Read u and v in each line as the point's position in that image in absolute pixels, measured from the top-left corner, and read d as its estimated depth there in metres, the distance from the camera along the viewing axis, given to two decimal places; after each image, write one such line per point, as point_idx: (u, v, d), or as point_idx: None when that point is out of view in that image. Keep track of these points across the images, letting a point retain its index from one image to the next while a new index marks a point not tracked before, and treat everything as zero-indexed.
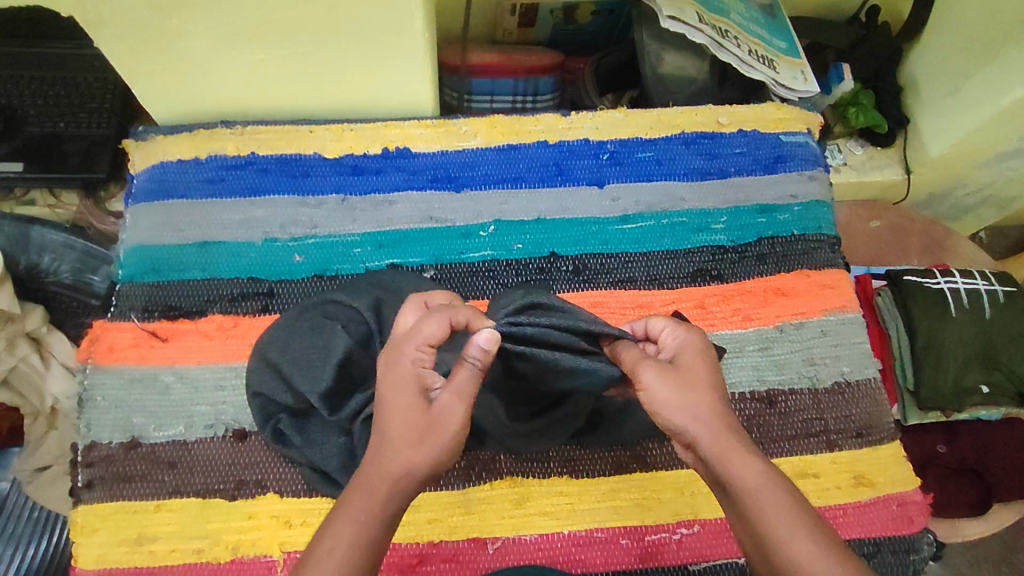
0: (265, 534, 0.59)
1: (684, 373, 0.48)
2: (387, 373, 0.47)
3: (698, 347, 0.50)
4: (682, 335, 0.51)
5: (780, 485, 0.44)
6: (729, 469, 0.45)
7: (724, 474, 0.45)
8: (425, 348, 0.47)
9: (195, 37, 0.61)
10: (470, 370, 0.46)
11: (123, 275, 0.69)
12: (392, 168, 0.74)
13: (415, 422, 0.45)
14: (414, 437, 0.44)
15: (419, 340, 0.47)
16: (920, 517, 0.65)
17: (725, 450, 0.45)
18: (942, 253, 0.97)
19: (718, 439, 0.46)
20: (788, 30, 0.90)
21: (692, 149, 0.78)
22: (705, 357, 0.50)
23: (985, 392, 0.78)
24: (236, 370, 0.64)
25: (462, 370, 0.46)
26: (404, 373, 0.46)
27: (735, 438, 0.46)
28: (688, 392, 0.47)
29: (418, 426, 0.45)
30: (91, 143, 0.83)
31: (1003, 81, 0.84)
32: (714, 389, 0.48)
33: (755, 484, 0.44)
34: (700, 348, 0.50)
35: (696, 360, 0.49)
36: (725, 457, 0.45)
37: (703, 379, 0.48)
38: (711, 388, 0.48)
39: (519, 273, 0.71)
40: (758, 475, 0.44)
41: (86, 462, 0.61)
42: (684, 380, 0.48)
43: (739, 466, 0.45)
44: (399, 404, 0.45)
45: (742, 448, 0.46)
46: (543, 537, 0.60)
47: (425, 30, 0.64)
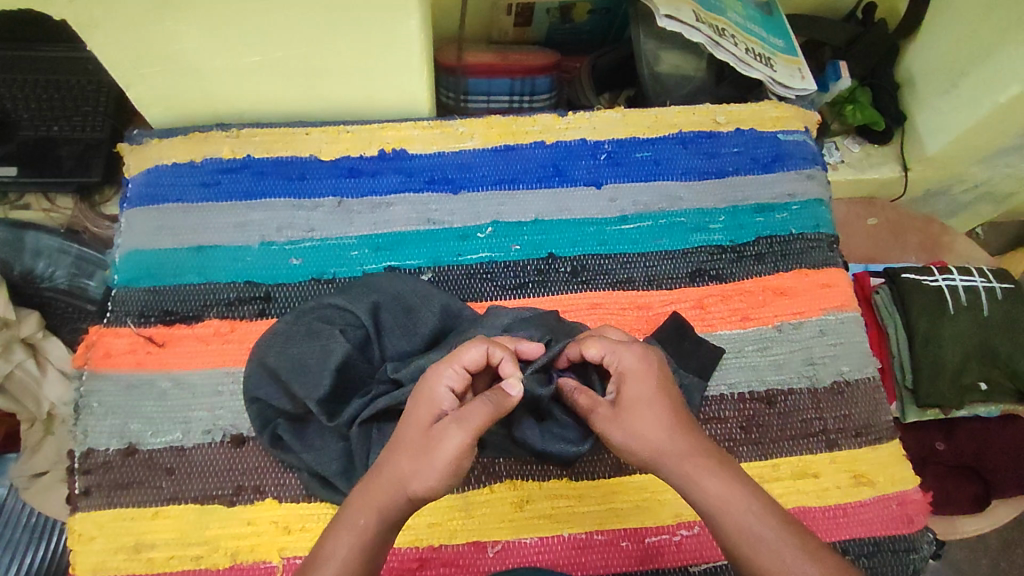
0: (264, 539, 0.59)
1: (629, 410, 0.51)
2: (417, 388, 0.51)
3: (636, 366, 0.52)
4: (621, 363, 0.53)
5: (746, 497, 0.46)
6: (692, 490, 0.47)
7: (690, 496, 0.47)
8: (456, 371, 0.50)
9: (188, 39, 0.61)
10: (484, 408, 0.47)
11: (119, 280, 0.68)
12: (389, 169, 0.73)
13: (414, 432, 0.48)
14: (416, 446, 0.47)
15: (455, 362, 0.50)
16: (919, 517, 0.65)
17: (686, 472, 0.48)
18: (940, 249, 0.97)
19: (675, 462, 0.48)
20: (784, 29, 0.90)
21: (690, 149, 0.77)
22: (645, 375, 0.52)
23: (984, 389, 0.79)
24: (233, 375, 0.64)
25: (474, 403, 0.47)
26: (430, 390, 0.49)
27: (695, 456, 0.48)
28: (637, 420, 0.50)
29: (420, 438, 0.47)
30: (86, 147, 0.83)
31: (999, 80, 0.84)
32: (661, 406, 0.50)
33: (716, 502, 0.46)
34: (638, 367, 0.52)
35: (636, 382, 0.52)
36: (690, 479, 0.47)
37: (648, 401, 0.50)
38: (659, 408, 0.50)
39: (517, 274, 0.70)
40: (717, 492, 0.46)
41: (83, 469, 0.61)
42: (630, 411, 0.50)
43: (700, 485, 0.47)
44: (415, 415, 0.49)
45: (700, 467, 0.47)
46: (543, 540, 0.60)
47: (420, 31, 0.63)
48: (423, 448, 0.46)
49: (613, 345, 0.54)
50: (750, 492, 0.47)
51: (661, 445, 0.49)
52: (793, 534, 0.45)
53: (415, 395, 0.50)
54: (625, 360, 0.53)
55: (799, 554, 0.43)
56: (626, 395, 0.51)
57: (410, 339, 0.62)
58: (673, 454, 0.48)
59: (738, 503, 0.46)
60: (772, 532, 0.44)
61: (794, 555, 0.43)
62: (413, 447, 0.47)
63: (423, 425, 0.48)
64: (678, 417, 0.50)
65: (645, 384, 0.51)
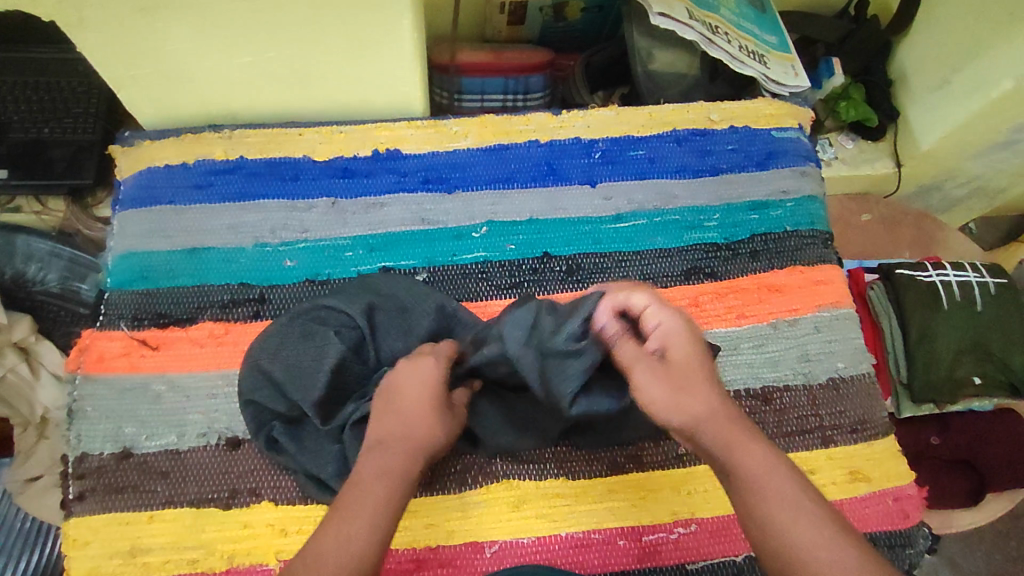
0: (260, 542, 0.58)
1: (675, 369, 0.47)
2: (403, 373, 0.51)
3: (680, 324, 0.49)
4: (667, 319, 0.49)
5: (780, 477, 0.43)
6: (734, 457, 0.44)
7: (731, 462, 0.44)
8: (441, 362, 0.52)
9: (179, 39, 0.60)
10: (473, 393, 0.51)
11: (111, 283, 0.68)
12: (382, 169, 0.73)
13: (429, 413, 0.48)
14: (436, 427, 0.48)
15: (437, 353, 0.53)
16: (915, 512, 0.66)
17: (727, 438, 0.45)
18: (934, 245, 0.97)
19: (718, 425, 0.45)
20: (777, 26, 0.90)
21: (684, 147, 0.77)
22: (688, 336, 0.49)
23: (978, 384, 0.78)
24: (228, 378, 0.63)
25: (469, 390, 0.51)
26: (426, 375, 0.50)
27: (736, 423, 0.46)
28: (684, 379, 0.47)
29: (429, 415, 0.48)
30: (78, 149, 0.82)
31: (990, 75, 0.85)
32: (704, 369, 0.48)
33: (758, 471, 0.44)
34: (687, 329, 0.49)
35: (681, 343, 0.48)
36: (730, 448, 0.44)
37: (693, 365, 0.47)
38: (705, 373, 0.47)
39: (512, 274, 0.70)
40: (759, 464, 0.44)
41: (77, 474, 0.61)
42: (679, 370, 0.47)
43: (745, 450, 0.44)
44: (418, 397, 0.49)
45: (740, 434, 0.45)
46: (540, 539, 0.60)
47: (413, 30, 0.63)
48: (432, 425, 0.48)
49: (658, 301, 0.50)
50: (782, 472, 0.44)
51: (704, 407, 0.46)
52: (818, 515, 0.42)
53: (405, 379, 0.50)
54: (670, 317, 0.49)
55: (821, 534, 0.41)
56: (671, 353, 0.48)
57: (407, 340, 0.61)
58: (715, 417, 0.46)
59: (777, 480, 0.43)
60: (802, 507, 0.42)
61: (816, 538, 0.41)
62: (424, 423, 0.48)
63: (434, 408, 0.49)
64: (716, 383, 0.48)
65: (690, 345, 0.48)
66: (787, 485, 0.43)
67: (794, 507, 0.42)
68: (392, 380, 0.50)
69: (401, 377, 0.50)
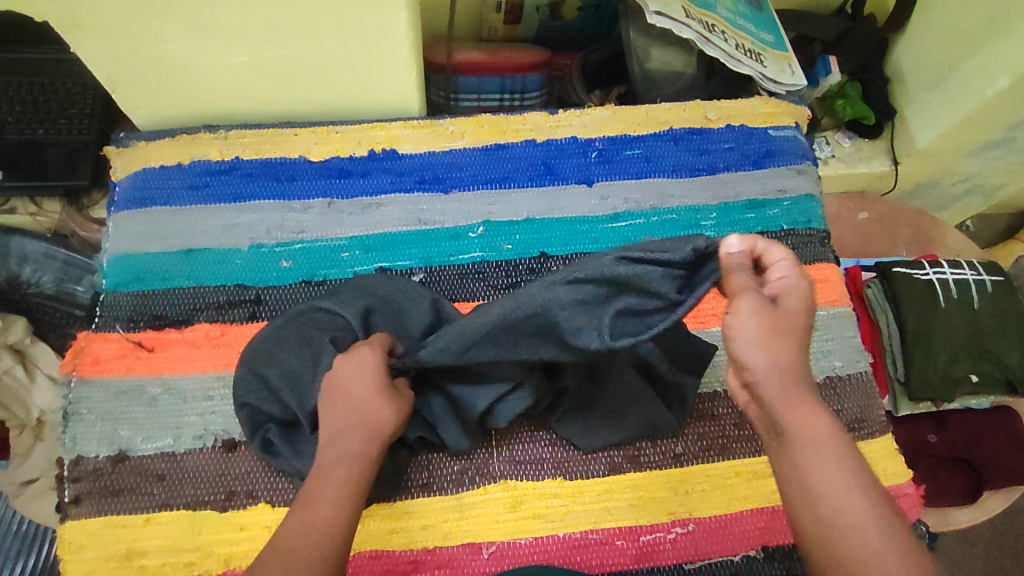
0: (257, 544, 0.58)
1: (781, 318, 0.42)
2: (341, 365, 0.51)
3: (800, 285, 0.44)
4: (792, 276, 0.44)
5: (837, 453, 0.40)
6: (801, 424, 0.41)
7: (796, 429, 0.41)
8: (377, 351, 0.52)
9: (173, 40, 0.60)
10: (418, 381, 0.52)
11: (107, 285, 0.68)
12: (378, 170, 0.73)
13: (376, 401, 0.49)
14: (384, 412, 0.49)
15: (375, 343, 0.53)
16: (912, 511, 0.66)
17: (792, 398, 0.41)
18: (931, 243, 0.97)
19: (795, 390, 0.41)
20: (774, 24, 0.90)
21: (681, 146, 0.77)
22: (804, 295, 0.44)
23: (975, 381, 0.78)
24: (224, 380, 0.63)
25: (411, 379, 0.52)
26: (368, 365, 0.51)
27: (810, 393, 0.42)
28: (781, 328, 0.42)
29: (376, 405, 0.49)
30: (73, 150, 0.81)
31: (986, 73, 0.85)
32: (802, 328, 0.43)
33: (818, 441, 0.40)
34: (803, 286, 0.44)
35: (796, 301, 0.44)
36: (787, 418, 0.41)
37: (795, 321, 0.43)
38: (799, 332, 0.43)
39: (509, 274, 0.70)
40: (820, 435, 0.40)
41: (73, 477, 0.60)
42: (781, 317, 0.42)
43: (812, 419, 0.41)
44: (364, 386, 0.50)
45: (808, 403, 0.41)
46: (537, 540, 0.60)
47: (408, 30, 0.63)
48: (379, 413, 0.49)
49: (794, 260, 0.45)
50: (840, 451, 0.40)
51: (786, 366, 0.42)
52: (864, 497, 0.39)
53: (344, 369, 0.50)
54: (793, 275, 0.44)
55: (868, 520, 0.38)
56: (785, 304, 0.43)
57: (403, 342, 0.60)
58: (792, 379, 0.42)
59: (832, 456, 0.40)
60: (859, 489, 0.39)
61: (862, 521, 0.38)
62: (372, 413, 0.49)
63: (381, 396, 0.50)
64: (806, 346, 0.43)
65: (804, 306, 0.44)
66: (843, 466, 0.40)
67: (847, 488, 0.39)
68: (331, 374, 0.51)
69: (342, 369, 0.51)
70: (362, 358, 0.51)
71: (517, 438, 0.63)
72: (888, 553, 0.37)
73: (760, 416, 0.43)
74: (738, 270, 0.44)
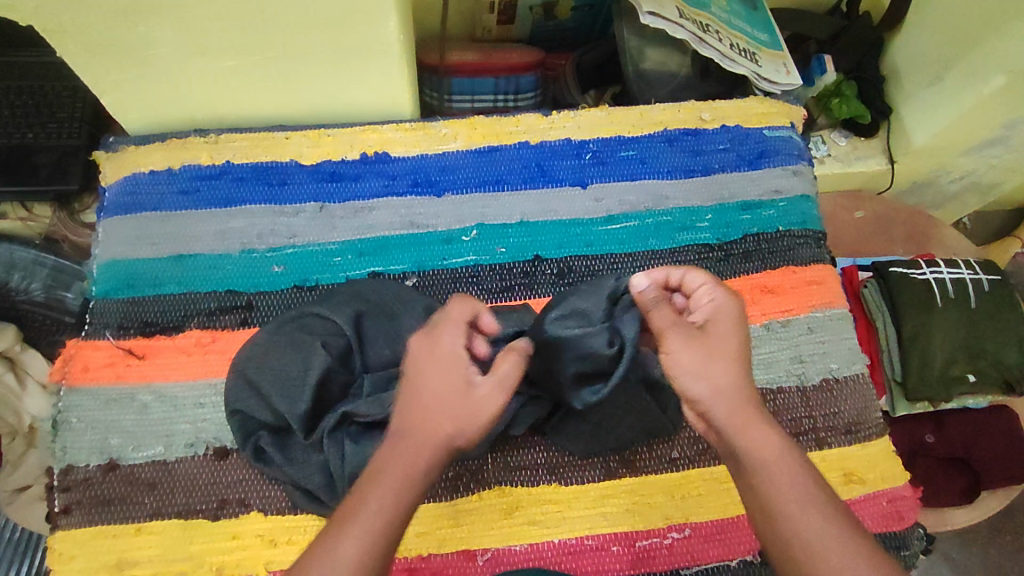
0: (250, 553, 0.58)
1: (712, 342, 0.47)
2: (420, 351, 0.49)
3: (728, 308, 0.49)
4: (717, 300, 0.49)
5: (787, 469, 0.44)
6: (744, 442, 0.45)
7: (740, 448, 0.45)
8: (460, 329, 0.49)
9: (162, 44, 0.60)
10: (512, 362, 0.48)
11: (97, 291, 0.67)
12: (371, 173, 0.72)
13: (443, 398, 0.46)
14: (459, 412, 0.46)
15: (454, 322, 0.49)
16: (909, 513, 0.65)
17: (741, 419, 0.45)
18: (928, 242, 0.97)
19: (736, 409, 0.46)
20: (768, 23, 0.89)
21: (675, 147, 0.77)
22: (733, 317, 0.48)
23: (973, 381, 0.78)
24: (215, 387, 0.63)
25: (506, 361, 0.48)
26: (442, 351, 0.48)
27: (751, 411, 0.46)
28: (716, 353, 0.47)
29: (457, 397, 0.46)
30: (63, 154, 0.81)
31: (982, 71, 0.84)
32: (739, 350, 0.48)
33: (769, 458, 0.44)
34: (733, 312, 0.49)
35: (725, 324, 0.48)
36: (742, 444, 0.45)
37: (730, 346, 0.47)
38: (738, 359, 0.47)
39: (503, 277, 0.70)
40: (768, 453, 0.44)
41: (63, 487, 0.60)
42: (715, 344, 0.47)
43: (754, 437, 0.45)
44: (433, 379, 0.47)
45: (755, 423, 0.45)
46: (532, 547, 0.60)
47: (399, 32, 0.62)
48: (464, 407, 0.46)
49: (715, 283, 0.50)
50: (791, 468, 0.44)
51: (725, 388, 0.46)
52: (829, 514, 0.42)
53: (423, 355, 0.48)
54: (720, 300, 0.49)
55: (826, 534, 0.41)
56: (713, 329, 0.48)
57: (393, 347, 0.61)
58: (733, 400, 0.46)
59: (784, 473, 0.44)
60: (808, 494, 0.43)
61: (825, 540, 0.41)
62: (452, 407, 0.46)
63: (451, 391, 0.47)
64: (747, 369, 0.48)
65: (735, 327, 0.48)
66: (795, 480, 0.44)
67: (803, 501, 0.43)
68: (409, 359, 0.49)
69: (418, 354, 0.49)
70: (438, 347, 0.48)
71: (511, 444, 0.63)
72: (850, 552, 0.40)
73: (719, 443, 0.47)
74: (657, 305, 0.48)
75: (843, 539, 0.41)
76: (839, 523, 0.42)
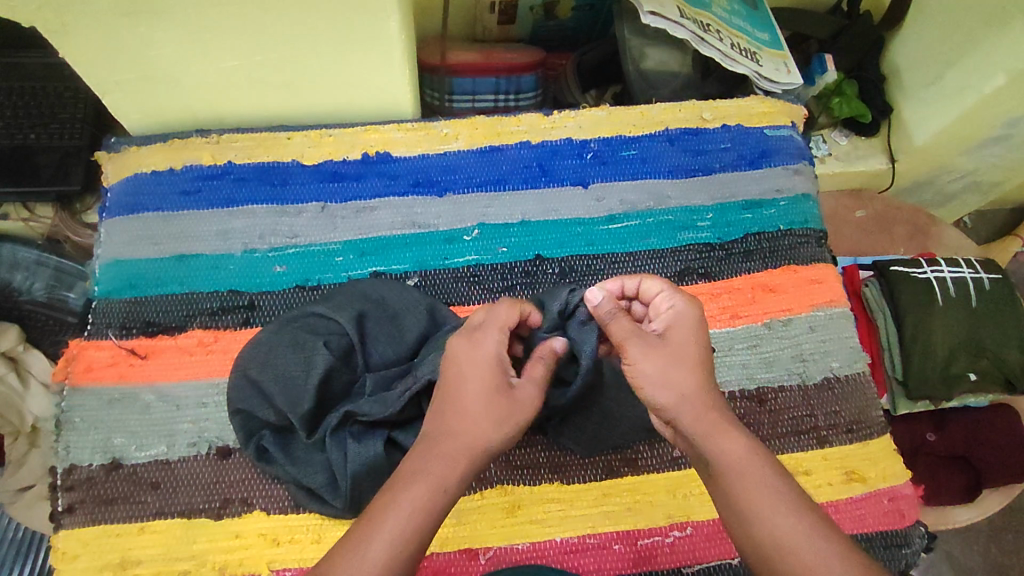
0: (253, 552, 0.58)
1: (673, 349, 0.49)
2: (461, 352, 0.49)
3: (688, 314, 0.51)
4: (676, 307, 0.51)
5: (754, 471, 0.45)
6: (710, 446, 0.46)
7: (706, 452, 0.46)
8: (502, 333, 0.50)
9: (163, 44, 0.60)
10: (545, 364, 0.51)
11: (99, 291, 0.67)
12: (372, 173, 0.72)
13: (481, 400, 0.47)
14: (498, 413, 0.47)
15: (499, 323, 0.51)
16: (911, 511, 0.65)
17: (708, 424, 0.47)
18: (929, 240, 0.97)
19: (701, 414, 0.47)
20: (769, 23, 0.89)
21: (676, 146, 0.77)
22: (693, 323, 0.51)
23: (973, 380, 0.78)
24: (218, 387, 0.63)
25: (538, 363, 0.51)
26: (481, 353, 0.49)
27: (714, 413, 0.48)
28: (677, 360, 0.49)
29: (501, 403, 0.47)
30: (65, 155, 0.81)
31: (982, 70, 0.84)
32: (701, 355, 0.50)
33: (736, 461, 0.46)
34: (694, 320, 0.51)
35: (685, 330, 0.50)
36: (710, 449, 0.46)
37: (692, 352, 0.49)
38: (701, 367, 0.49)
39: (505, 277, 0.70)
40: (734, 457, 0.46)
41: (66, 486, 0.60)
42: (676, 351, 0.49)
43: (719, 441, 0.46)
44: (471, 380, 0.48)
45: (721, 428, 0.47)
46: (534, 545, 0.60)
47: (401, 32, 0.62)
48: (506, 413, 0.47)
49: (673, 290, 0.53)
50: (759, 469, 0.45)
51: (689, 393, 0.48)
52: (802, 513, 0.44)
53: (462, 357, 0.49)
54: (679, 307, 0.51)
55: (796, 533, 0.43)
56: (672, 336, 0.50)
57: (395, 347, 0.61)
58: (699, 404, 0.47)
59: (751, 475, 0.45)
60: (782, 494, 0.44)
61: (796, 539, 0.42)
62: (497, 413, 0.47)
63: (488, 392, 0.47)
64: (711, 375, 0.49)
65: (695, 333, 0.50)
66: (763, 479, 0.45)
67: (773, 500, 0.44)
68: (448, 359, 0.50)
69: (456, 355, 0.49)
70: (481, 351, 0.49)
71: (513, 443, 0.63)
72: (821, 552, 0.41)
73: (689, 450, 0.48)
74: (614, 318, 0.51)
75: (816, 536, 0.42)
76: (809, 522, 0.43)
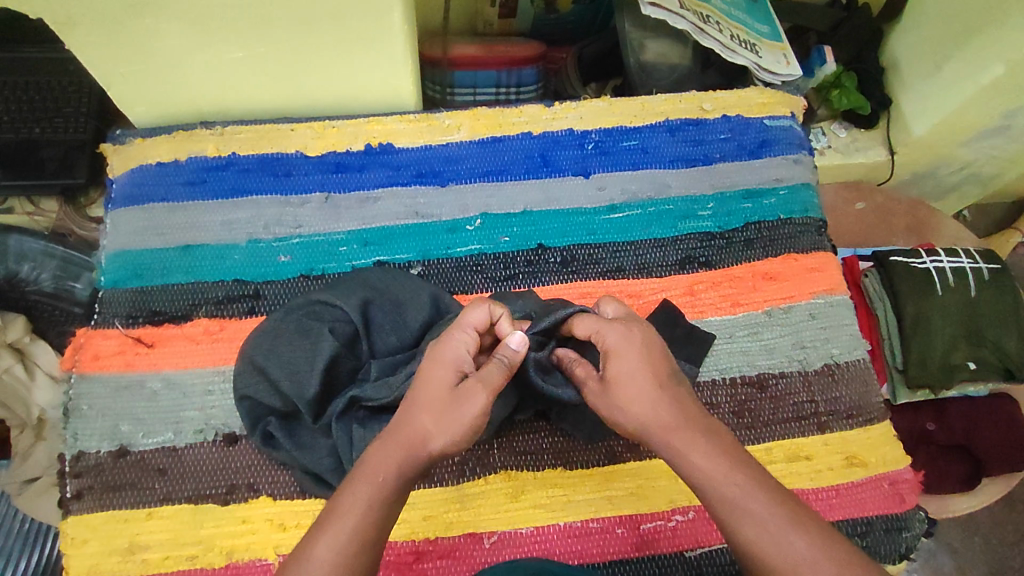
0: (259, 537, 0.58)
1: (618, 388, 0.50)
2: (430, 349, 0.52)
3: (621, 343, 0.51)
4: (610, 340, 0.52)
5: (731, 461, 0.46)
6: (679, 465, 0.47)
7: (679, 469, 0.48)
8: (469, 336, 0.51)
9: (167, 37, 0.60)
10: (500, 366, 0.50)
11: (106, 281, 0.68)
12: (375, 164, 0.73)
13: (433, 395, 0.48)
14: (440, 408, 0.47)
15: (466, 325, 0.51)
16: (911, 495, 0.66)
17: (674, 445, 0.48)
18: (928, 231, 0.98)
19: (663, 437, 0.48)
20: (768, 15, 0.90)
21: (676, 136, 0.77)
22: (630, 351, 0.51)
23: (973, 368, 0.78)
24: (224, 374, 0.63)
25: (492, 364, 0.50)
26: (444, 352, 0.50)
27: (682, 430, 0.48)
28: (628, 394, 0.49)
29: (445, 397, 0.48)
30: (69, 148, 0.81)
31: (979, 62, 0.85)
32: (649, 380, 0.50)
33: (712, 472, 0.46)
34: (623, 344, 0.51)
35: (622, 359, 0.51)
36: (688, 449, 0.47)
37: (635, 377, 0.50)
38: (647, 383, 0.49)
39: (507, 266, 0.70)
40: (711, 454, 0.46)
41: (75, 473, 0.61)
42: (616, 388, 0.50)
43: (686, 459, 0.47)
44: (432, 377, 0.49)
45: (687, 441, 0.47)
46: (538, 529, 0.60)
47: (403, 23, 0.63)
48: (447, 406, 0.48)
49: (599, 322, 0.53)
50: (738, 458, 0.46)
51: (650, 421, 0.48)
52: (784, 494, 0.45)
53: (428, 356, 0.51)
54: (611, 338, 0.52)
55: (773, 516, 0.44)
56: (613, 372, 0.51)
57: (399, 333, 0.62)
58: (659, 428, 0.48)
59: (731, 464, 0.46)
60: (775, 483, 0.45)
61: (781, 522, 0.43)
62: (438, 406, 0.48)
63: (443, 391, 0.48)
64: (665, 388, 0.50)
65: (636, 359, 0.50)
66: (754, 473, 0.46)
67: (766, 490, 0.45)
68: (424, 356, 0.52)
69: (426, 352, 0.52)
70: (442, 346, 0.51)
71: (516, 429, 0.63)
72: (814, 542, 0.43)
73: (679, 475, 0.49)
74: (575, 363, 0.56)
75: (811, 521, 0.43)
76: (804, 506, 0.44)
